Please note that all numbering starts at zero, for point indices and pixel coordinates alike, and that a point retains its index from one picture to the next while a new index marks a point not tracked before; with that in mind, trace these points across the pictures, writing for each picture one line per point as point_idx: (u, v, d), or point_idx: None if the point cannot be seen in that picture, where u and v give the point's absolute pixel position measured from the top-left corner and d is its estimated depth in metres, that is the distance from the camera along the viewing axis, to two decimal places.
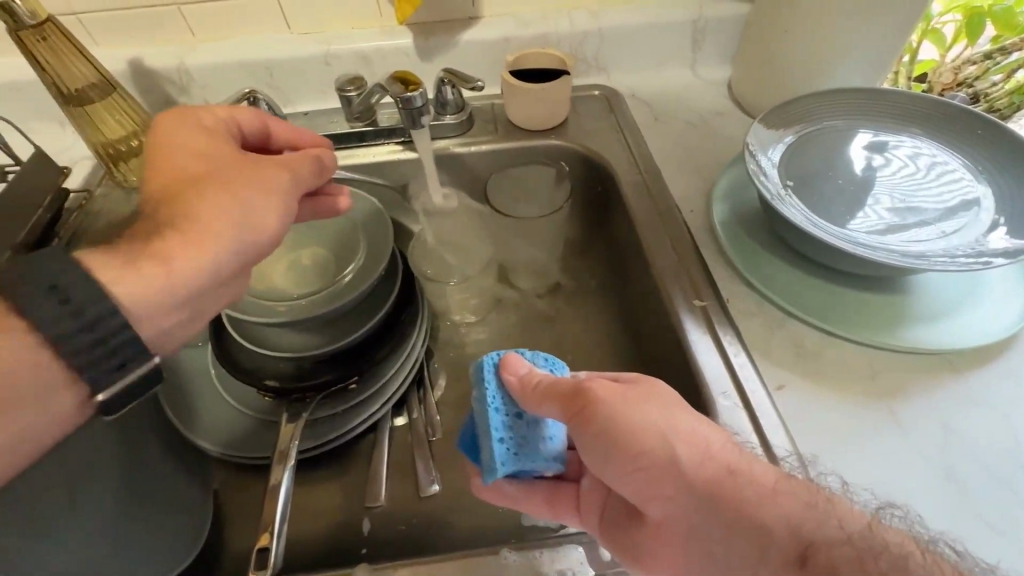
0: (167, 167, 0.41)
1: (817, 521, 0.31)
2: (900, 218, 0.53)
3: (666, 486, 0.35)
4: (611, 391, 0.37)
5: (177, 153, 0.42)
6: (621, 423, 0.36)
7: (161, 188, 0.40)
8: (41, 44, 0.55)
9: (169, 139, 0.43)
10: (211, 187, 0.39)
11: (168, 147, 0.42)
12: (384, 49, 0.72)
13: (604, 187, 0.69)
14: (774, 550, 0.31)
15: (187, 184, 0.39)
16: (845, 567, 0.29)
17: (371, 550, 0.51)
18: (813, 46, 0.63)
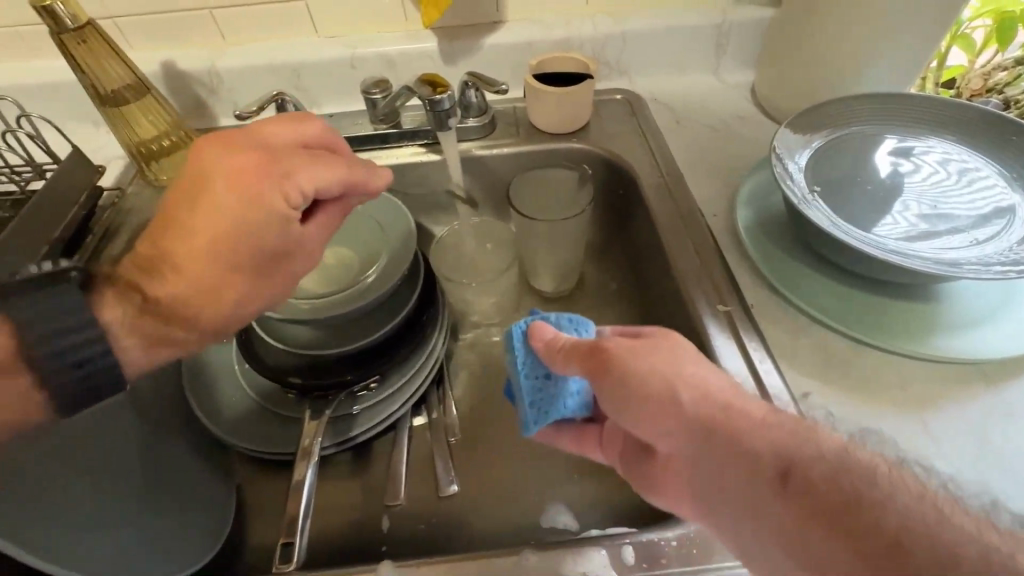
0: (200, 202, 0.39)
1: (801, 443, 0.30)
2: (930, 225, 0.52)
3: (664, 422, 0.34)
4: (624, 344, 0.37)
5: (214, 211, 0.39)
6: (624, 370, 0.36)
7: (185, 226, 0.38)
8: (81, 47, 0.57)
9: (211, 168, 0.40)
10: (233, 254, 0.39)
11: (209, 177, 0.40)
12: (409, 53, 0.73)
13: (626, 190, 0.68)
14: (759, 472, 0.30)
15: (217, 259, 0.39)
16: (824, 484, 0.28)
17: (390, 548, 0.51)
18: (842, 50, 0.63)
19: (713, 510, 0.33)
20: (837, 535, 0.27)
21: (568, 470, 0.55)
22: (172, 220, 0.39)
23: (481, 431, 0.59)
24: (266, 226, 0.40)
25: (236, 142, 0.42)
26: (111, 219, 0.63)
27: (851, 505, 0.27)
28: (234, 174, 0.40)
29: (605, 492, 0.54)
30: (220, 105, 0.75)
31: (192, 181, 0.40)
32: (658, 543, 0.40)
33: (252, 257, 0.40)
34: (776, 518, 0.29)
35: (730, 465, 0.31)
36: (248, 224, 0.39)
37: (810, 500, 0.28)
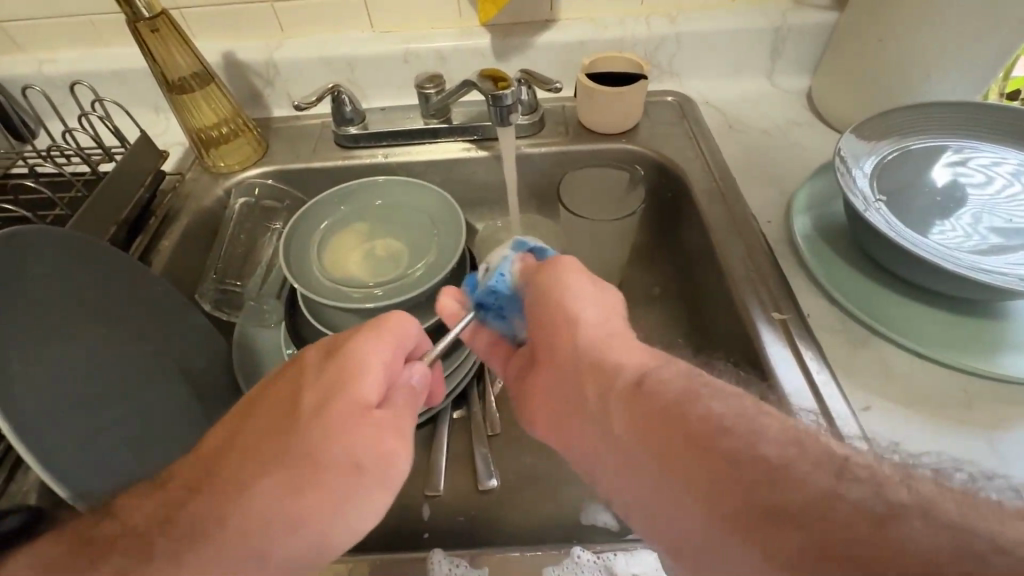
0: (282, 425, 0.35)
1: (654, 364, 0.36)
2: (1006, 240, 0.50)
3: (562, 329, 0.39)
4: (575, 262, 0.42)
5: (320, 409, 0.35)
6: (562, 283, 0.40)
7: (255, 454, 0.34)
8: (153, 36, 0.59)
9: (319, 397, 0.36)
10: (283, 499, 0.32)
11: (300, 403, 0.36)
12: (461, 49, 0.74)
13: (675, 193, 0.68)
14: (631, 379, 0.35)
15: (304, 449, 0.34)
16: (671, 387, 0.33)
17: (432, 536, 0.52)
18: (912, 56, 0.61)
19: (569, 424, 0.37)
20: (687, 437, 0.30)
21: None
22: (248, 440, 0.35)
23: (522, 426, 0.59)
24: (358, 422, 0.35)
25: (384, 327, 0.40)
26: (170, 203, 0.65)
27: (696, 408, 0.31)
28: (329, 400, 0.35)
29: None
30: (276, 96, 0.77)
31: (280, 400, 0.37)
32: None
33: (308, 506, 0.33)
34: (635, 422, 0.32)
35: (599, 373, 0.36)
36: (314, 467, 0.34)
37: (671, 408, 0.32)
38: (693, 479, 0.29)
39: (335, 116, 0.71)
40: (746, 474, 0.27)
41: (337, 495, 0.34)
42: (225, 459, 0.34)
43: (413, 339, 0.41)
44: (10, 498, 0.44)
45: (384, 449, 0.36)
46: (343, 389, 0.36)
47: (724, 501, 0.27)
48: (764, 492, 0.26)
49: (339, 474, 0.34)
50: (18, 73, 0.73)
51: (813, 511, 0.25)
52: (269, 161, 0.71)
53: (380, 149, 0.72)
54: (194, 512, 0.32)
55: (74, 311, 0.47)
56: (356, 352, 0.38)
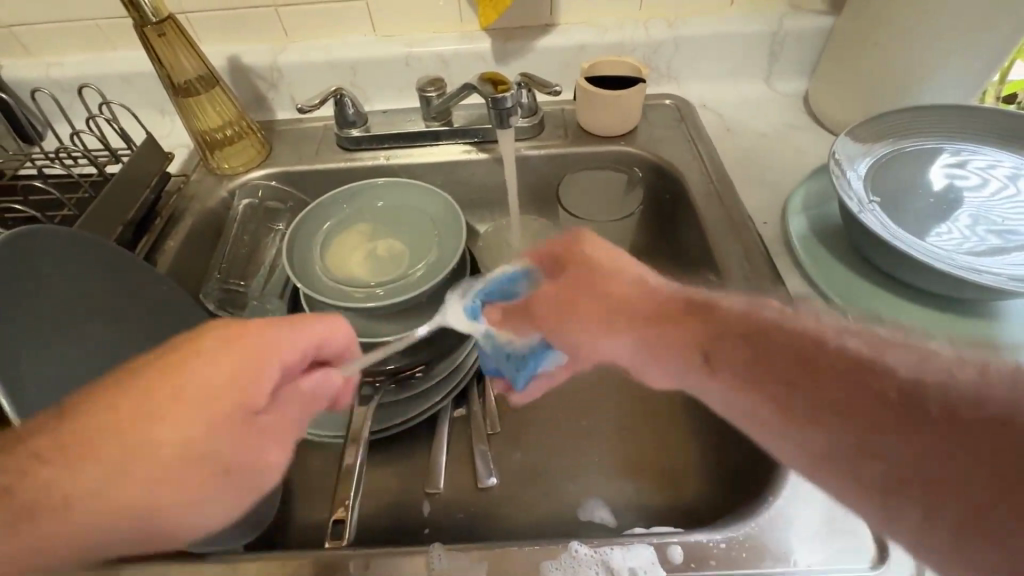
0: (150, 410, 0.31)
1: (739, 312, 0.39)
2: (1000, 241, 0.51)
3: (640, 307, 0.42)
4: (601, 254, 0.45)
5: (210, 399, 0.32)
6: (593, 276, 0.44)
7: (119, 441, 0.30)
8: (159, 40, 0.60)
9: (208, 385, 0.33)
10: (146, 496, 0.31)
11: (188, 384, 0.32)
12: (462, 52, 0.75)
13: (673, 194, 0.69)
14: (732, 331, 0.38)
15: (179, 439, 0.31)
16: (778, 338, 0.36)
17: (433, 531, 0.52)
18: (906, 60, 0.61)
19: (701, 384, 0.39)
20: (803, 387, 0.34)
21: (609, 471, 0.56)
22: (112, 413, 0.31)
23: (522, 425, 0.60)
24: (243, 425, 0.33)
25: (294, 325, 0.38)
26: (175, 204, 0.66)
27: (810, 357, 0.34)
28: (222, 391, 0.33)
29: (647, 491, 0.54)
30: (280, 99, 0.78)
31: (150, 376, 0.32)
32: (706, 544, 0.39)
33: (172, 504, 0.31)
34: (744, 375, 0.36)
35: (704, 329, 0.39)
36: (182, 461, 0.31)
37: (773, 357, 0.36)
38: (850, 412, 0.31)
39: (338, 118, 0.72)
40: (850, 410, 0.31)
41: (207, 495, 0.32)
42: (80, 434, 0.30)
43: (334, 345, 0.40)
44: None
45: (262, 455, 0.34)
46: (240, 383, 0.33)
47: (840, 437, 0.32)
48: (872, 423, 0.30)
49: (203, 476, 0.32)
50: (26, 76, 0.74)
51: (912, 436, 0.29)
52: (273, 162, 0.72)
53: (382, 151, 0.73)
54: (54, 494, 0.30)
55: (80, 310, 0.47)
56: (250, 348, 0.35)
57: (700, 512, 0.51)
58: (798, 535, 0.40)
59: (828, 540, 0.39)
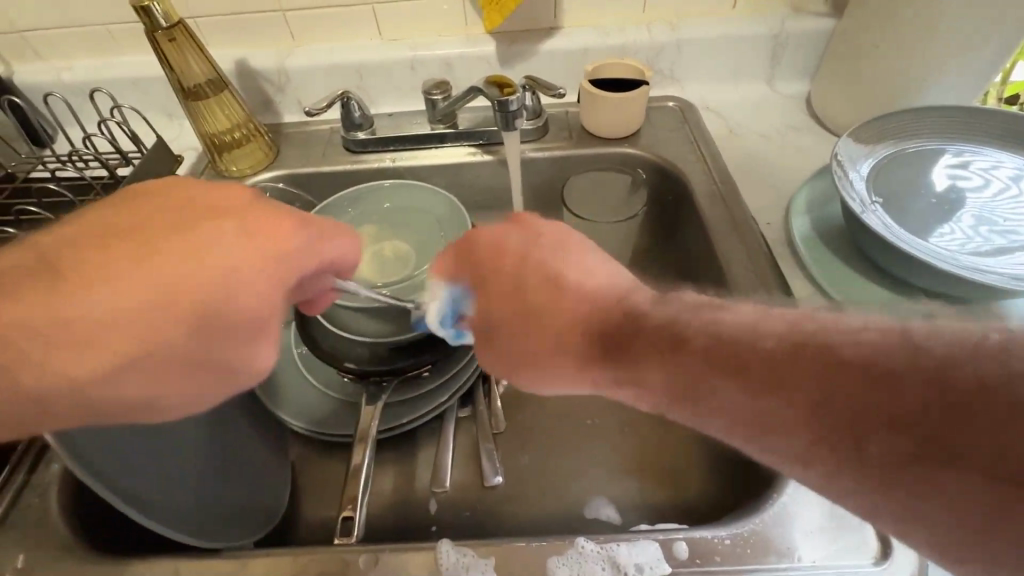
0: (129, 290, 0.32)
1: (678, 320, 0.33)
2: (1002, 241, 0.51)
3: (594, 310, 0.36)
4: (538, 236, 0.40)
5: (219, 272, 0.35)
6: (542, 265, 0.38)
7: (92, 313, 0.32)
8: (170, 44, 0.61)
9: (223, 258, 0.35)
10: (113, 375, 0.32)
11: (208, 250, 0.35)
12: (467, 56, 0.76)
13: (676, 195, 0.69)
14: (686, 356, 0.32)
15: (179, 299, 0.33)
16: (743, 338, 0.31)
17: (440, 528, 0.53)
18: (908, 62, 0.62)
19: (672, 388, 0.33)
20: (789, 402, 0.28)
21: (614, 469, 0.56)
22: (99, 271, 0.33)
23: (526, 424, 0.60)
24: (242, 310, 0.35)
25: (314, 228, 0.41)
26: None
27: (785, 358, 0.29)
28: (234, 269, 0.35)
29: (652, 491, 0.54)
30: (286, 102, 0.79)
31: (138, 252, 0.34)
32: (711, 541, 0.40)
33: (132, 386, 0.33)
34: (720, 401, 0.31)
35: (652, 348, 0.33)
36: (176, 330, 0.33)
37: (745, 371, 0.30)
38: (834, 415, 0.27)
39: (344, 121, 0.72)
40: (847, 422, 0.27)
41: (169, 381, 0.34)
42: (53, 296, 0.31)
43: (338, 255, 0.42)
44: (34, 489, 0.45)
45: (242, 353, 0.36)
46: (253, 269, 0.36)
47: (841, 454, 0.27)
48: (868, 423, 0.26)
49: (187, 355, 0.34)
50: (38, 80, 0.75)
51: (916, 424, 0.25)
52: (280, 165, 0.73)
53: (388, 153, 0.74)
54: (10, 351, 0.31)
55: None
56: (247, 250, 0.36)
57: (703, 511, 0.52)
58: (802, 532, 0.40)
59: (831, 537, 0.40)
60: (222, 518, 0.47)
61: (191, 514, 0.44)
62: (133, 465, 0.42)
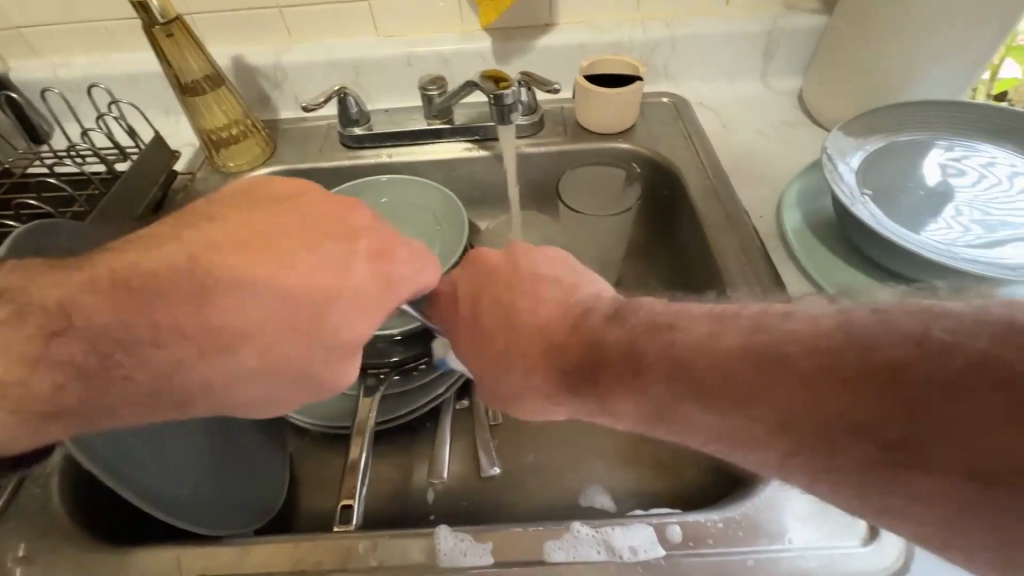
0: (259, 300, 0.35)
1: (654, 336, 0.32)
2: (988, 231, 0.52)
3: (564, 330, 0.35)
4: (497, 250, 0.41)
5: (310, 284, 0.36)
6: (506, 283, 0.39)
7: (213, 314, 0.34)
8: (168, 40, 0.62)
9: (314, 270, 0.36)
10: (226, 369, 0.35)
11: (299, 262, 0.36)
12: (463, 52, 0.76)
13: (670, 190, 0.70)
14: (660, 370, 0.31)
15: (272, 306, 0.35)
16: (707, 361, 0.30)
17: (439, 518, 0.54)
18: (897, 58, 0.63)
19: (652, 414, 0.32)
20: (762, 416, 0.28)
21: (609, 458, 0.57)
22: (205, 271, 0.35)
23: (522, 416, 0.61)
24: (328, 324, 0.36)
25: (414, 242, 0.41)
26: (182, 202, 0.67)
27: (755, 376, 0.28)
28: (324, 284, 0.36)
29: (646, 480, 0.55)
30: (283, 99, 0.80)
31: (247, 255, 0.35)
32: (705, 524, 0.41)
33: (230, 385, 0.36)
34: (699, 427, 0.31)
35: (625, 368, 0.32)
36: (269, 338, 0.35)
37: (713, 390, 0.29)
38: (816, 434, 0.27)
39: (341, 116, 0.73)
40: (834, 426, 0.26)
41: (265, 385, 0.36)
42: (166, 288, 0.34)
43: (432, 275, 0.41)
44: (36, 480, 0.45)
45: (333, 366, 0.37)
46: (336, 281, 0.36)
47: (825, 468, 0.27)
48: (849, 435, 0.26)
49: (275, 362, 0.36)
50: (35, 77, 0.75)
51: (899, 424, 0.25)
52: (278, 161, 0.73)
53: (385, 149, 0.74)
54: (148, 336, 0.34)
55: None
56: (360, 273, 0.37)
57: (698, 499, 0.53)
58: (794, 514, 0.41)
59: (822, 520, 0.40)
60: (218, 506, 0.47)
61: (187, 502, 0.45)
62: (130, 454, 0.43)
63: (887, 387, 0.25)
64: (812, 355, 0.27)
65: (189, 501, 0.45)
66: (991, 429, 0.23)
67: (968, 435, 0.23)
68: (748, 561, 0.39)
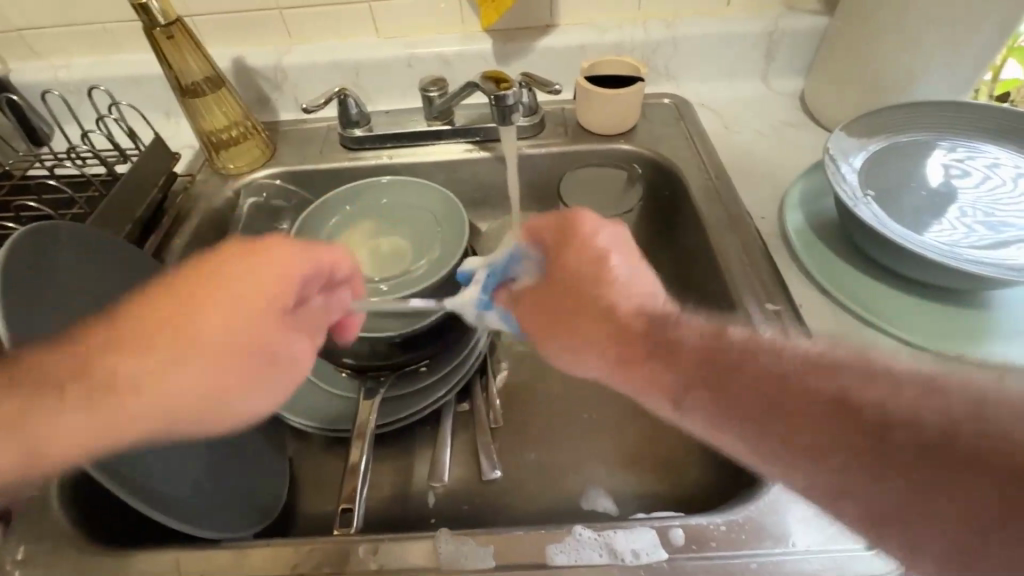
0: (193, 319, 0.35)
1: (717, 348, 0.37)
2: (991, 232, 0.52)
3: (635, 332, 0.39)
4: (580, 237, 0.43)
5: (230, 287, 0.37)
6: (588, 276, 0.42)
7: (159, 351, 0.34)
8: (168, 42, 0.61)
9: (231, 276, 0.37)
10: (191, 389, 0.34)
11: (213, 277, 0.37)
12: (463, 54, 0.76)
13: (672, 192, 0.70)
14: (717, 374, 0.36)
15: (212, 323, 0.36)
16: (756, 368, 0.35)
17: (439, 521, 0.53)
18: (899, 58, 0.63)
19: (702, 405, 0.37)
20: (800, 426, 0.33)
21: (611, 461, 0.57)
22: (138, 322, 0.35)
23: (523, 418, 0.60)
24: (263, 318, 0.37)
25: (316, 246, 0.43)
26: (182, 204, 0.67)
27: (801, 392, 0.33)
28: (244, 282, 0.37)
29: (648, 483, 0.55)
30: (284, 100, 0.79)
31: (176, 295, 0.36)
32: (707, 527, 0.40)
33: (197, 406, 0.35)
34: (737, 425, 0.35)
35: (688, 368, 0.37)
36: (219, 351, 0.35)
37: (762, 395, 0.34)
38: (842, 453, 0.31)
39: (341, 118, 0.73)
40: (859, 443, 0.31)
41: (237, 391, 0.36)
42: (114, 349, 0.34)
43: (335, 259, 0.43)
44: None
45: (282, 349, 0.38)
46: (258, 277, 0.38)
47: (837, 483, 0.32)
48: (874, 451, 0.31)
49: (240, 366, 0.36)
50: (35, 79, 0.75)
51: (919, 454, 0.30)
52: (278, 163, 0.73)
53: (385, 150, 0.74)
54: (107, 388, 0.33)
55: (90, 304, 0.48)
56: (272, 264, 0.39)
57: (701, 502, 0.52)
58: (798, 517, 0.40)
59: (826, 524, 0.40)
60: (220, 507, 0.47)
61: (190, 501, 0.44)
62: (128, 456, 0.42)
63: (910, 426, 0.30)
64: (865, 386, 0.32)
65: (193, 500, 0.45)
66: (999, 483, 0.28)
67: (978, 474, 0.28)
68: (752, 565, 0.39)
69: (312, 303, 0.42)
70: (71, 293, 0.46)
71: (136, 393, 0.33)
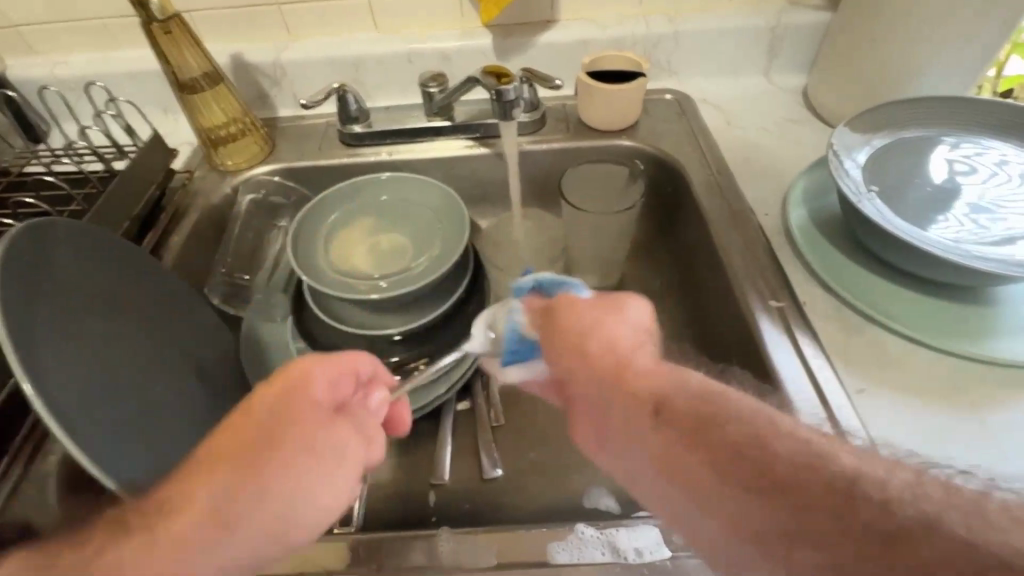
0: (245, 445, 0.36)
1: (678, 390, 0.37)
2: (995, 227, 0.51)
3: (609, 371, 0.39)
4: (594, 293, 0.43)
5: (276, 406, 0.38)
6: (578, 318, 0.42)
7: (214, 490, 0.34)
8: (166, 37, 0.61)
9: (272, 396, 0.39)
10: (248, 511, 0.34)
11: (257, 404, 0.38)
12: (463, 49, 0.76)
13: (674, 188, 0.69)
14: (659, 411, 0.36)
15: (266, 444, 0.36)
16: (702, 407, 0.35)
17: (439, 519, 0.53)
18: (903, 53, 0.62)
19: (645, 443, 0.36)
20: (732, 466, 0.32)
21: None
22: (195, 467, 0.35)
23: (524, 416, 0.60)
24: (311, 426, 0.38)
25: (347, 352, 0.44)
26: (181, 200, 0.67)
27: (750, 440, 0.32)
28: (289, 402, 0.38)
29: None
30: (282, 96, 0.79)
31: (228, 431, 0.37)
32: None
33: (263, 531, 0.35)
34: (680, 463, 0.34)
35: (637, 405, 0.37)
36: (269, 467, 0.36)
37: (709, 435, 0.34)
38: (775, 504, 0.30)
39: (340, 114, 0.72)
40: (797, 494, 0.30)
41: (301, 506, 0.36)
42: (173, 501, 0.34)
43: (368, 365, 0.44)
44: (32, 481, 0.45)
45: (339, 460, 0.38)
46: (302, 392, 0.39)
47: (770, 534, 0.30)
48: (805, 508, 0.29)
49: (298, 478, 0.36)
50: (32, 74, 0.74)
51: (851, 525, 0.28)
52: (276, 159, 0.73)
53: (385, 147, 0.74)
54: (167, 539, 0.32)
55: (88, 302, 0.47)
56: (318, 378, 0.40)
57: None
58: None
59: None
60: None
61: None
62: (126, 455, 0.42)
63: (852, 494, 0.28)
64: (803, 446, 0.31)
65: None
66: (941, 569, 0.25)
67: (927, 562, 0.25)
68: None
69: (354, 406, 0.42)
70: (68, 292, 0.45)
71: (192, 536, 0.33)
